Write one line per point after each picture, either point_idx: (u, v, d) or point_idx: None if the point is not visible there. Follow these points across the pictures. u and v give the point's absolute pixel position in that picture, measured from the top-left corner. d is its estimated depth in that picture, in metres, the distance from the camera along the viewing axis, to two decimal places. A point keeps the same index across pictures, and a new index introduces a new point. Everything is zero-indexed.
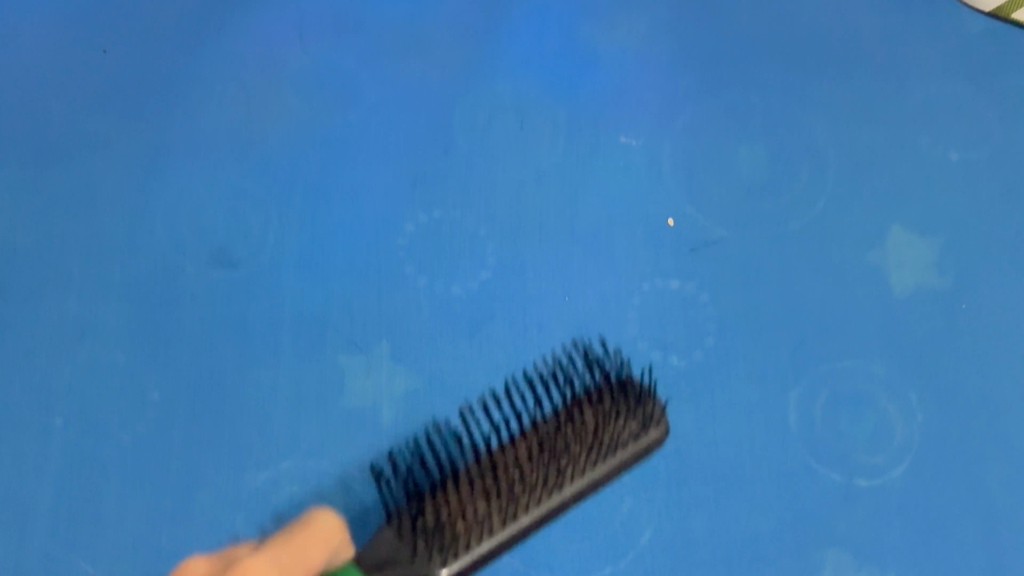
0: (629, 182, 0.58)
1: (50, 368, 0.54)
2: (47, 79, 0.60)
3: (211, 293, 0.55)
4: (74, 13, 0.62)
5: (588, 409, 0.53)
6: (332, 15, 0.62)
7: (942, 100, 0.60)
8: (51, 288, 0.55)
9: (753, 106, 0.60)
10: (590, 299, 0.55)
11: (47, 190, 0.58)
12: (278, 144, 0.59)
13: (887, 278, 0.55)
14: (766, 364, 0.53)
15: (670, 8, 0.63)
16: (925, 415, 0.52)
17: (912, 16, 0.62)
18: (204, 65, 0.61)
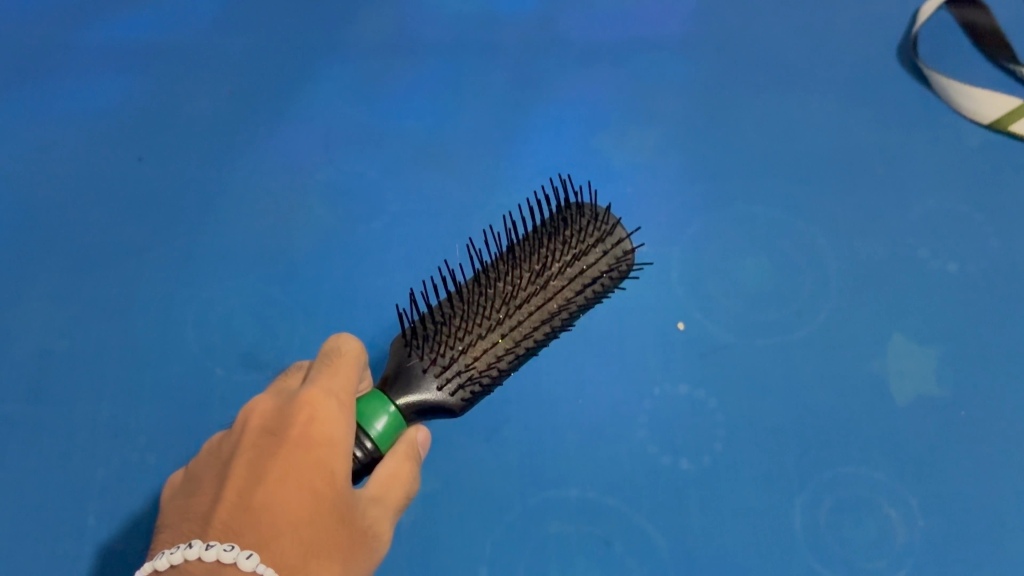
0: (639, 292, 0.60)
1: (84, 469, 0.55)
2: (85, 193, 0.64)
3: (241, 394, 0.57)
4: (113, 132, 0.66)
5: (597, 506, 0.54)
6: (355, 130, 0.66)
7: (941, 213, 0.63)
8: (85, 393, 0.57)
9: (759, 216, 0.63)
10: (601, 403, 0.57)
11: (83, 298, 0.60)
12: (304, 252, 0.62)
13: (888, 387, 0.57)
14: (772, 468, 0.55)
15: (675, 126, 0.66)
16: (926, 520, 0.53)
17: (908, 133, 0.66)
18: (233, 178, 0.65)
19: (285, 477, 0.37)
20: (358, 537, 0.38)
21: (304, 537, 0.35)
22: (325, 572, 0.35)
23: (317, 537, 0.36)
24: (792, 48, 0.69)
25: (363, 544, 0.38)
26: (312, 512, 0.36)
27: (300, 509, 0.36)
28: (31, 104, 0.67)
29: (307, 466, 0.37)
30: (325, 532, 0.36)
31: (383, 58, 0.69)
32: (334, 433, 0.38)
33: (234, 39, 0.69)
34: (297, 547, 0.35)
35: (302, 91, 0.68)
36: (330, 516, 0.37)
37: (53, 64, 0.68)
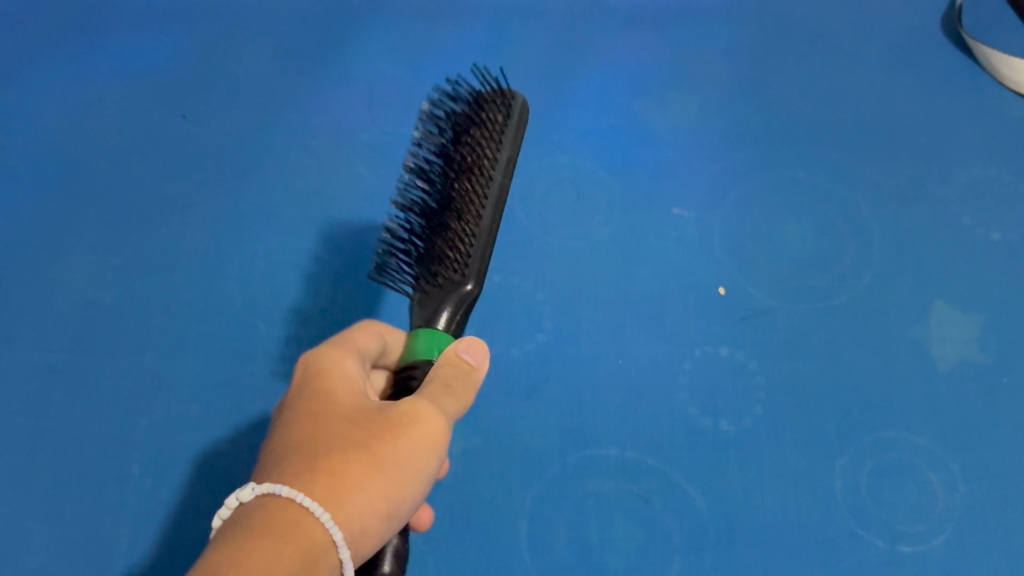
0: (681, 255, 0.61)
1: (128, 417, 0.56)
2: (134, 149, 0.65)
3: (284, 348, 0.58)
4: (162, 89, 0.68)
5: (635, 465, 0.54)
6: (399, 93, 0.67)
7: (985, 182, 0.62)
8: (128, 343, 0.58)
9: (802, 183, 0.63)
10: (642, 363, 0.57)
11: (129, 252, 0.61)
12: (346, 210, 0.62)
13: (930, 353, 0.57)
14: (811, 431, 0.55)
15: (717, 92, 0.67)
16: (967, 485, 0.53)
17: (952, 102, 0.66)
18: (279, 138, 0.65)
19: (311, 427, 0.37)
20: (384, 425, 0.36)
21: (302, 456, 0.35)
22: (341, 467, 0.34)
23: (321, 448, 0.35)
24: (835, 17, 0.70)
25: (394, 426, 0.36)
26: (307, 437, 0.36)
27: (301, 439, 0.36)
28: (83, 62, 0.69)
29: (302, 412, 0.38)
30: (330, 443, 0.35)
31: (430, 27, 0.70)
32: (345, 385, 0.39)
33: (285, 2, 0.72)
34: (297, 463, 0.34)
35: (348, 55, 0.69)
36: (334, 430, 0.36)
37: (106, 26, 0.71)
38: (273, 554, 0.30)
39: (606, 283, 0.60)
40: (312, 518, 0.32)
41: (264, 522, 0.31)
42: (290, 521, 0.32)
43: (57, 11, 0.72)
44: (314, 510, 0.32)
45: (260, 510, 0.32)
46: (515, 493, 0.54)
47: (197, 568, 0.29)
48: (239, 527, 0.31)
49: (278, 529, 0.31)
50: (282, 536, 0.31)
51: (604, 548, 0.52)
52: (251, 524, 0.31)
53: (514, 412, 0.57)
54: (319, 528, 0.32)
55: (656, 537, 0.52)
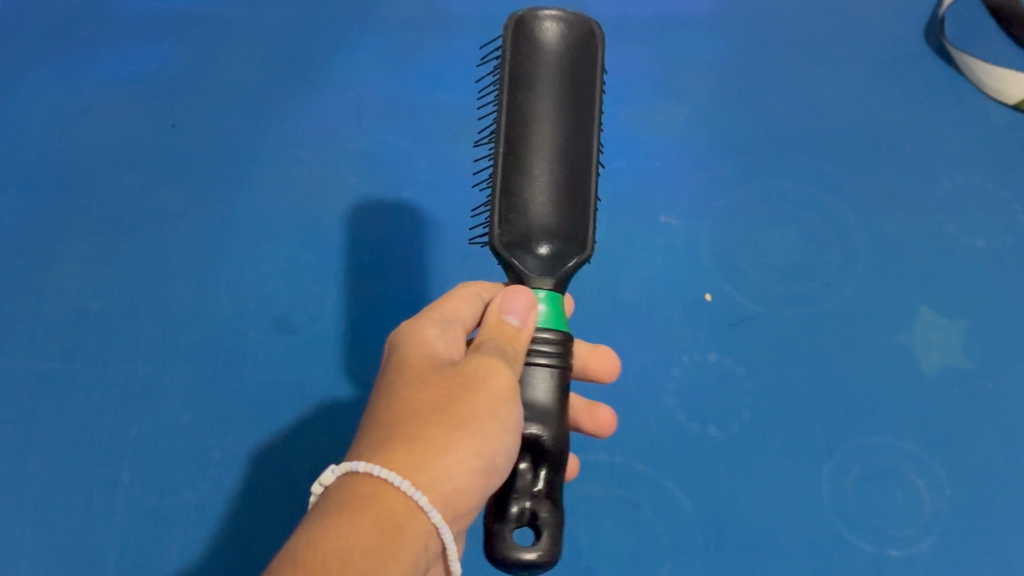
0: (669, 262, 0.61)
1: (117, 426, 0.56)
2: (121, 158, 0.65)
3: (275, 356, 0.58)
4: (148, 96, 0.68)
5: (624, 472, 0.55)
6: (387, 100, 0.67)
7: (968, 190, 0.63)
8: (118, 351, 0.58)
9: (787, 190, 0.63)
10: (630, 369, 0.58)
11: (118, 261, 0.61)
12: (335, 217, 0.63)
13: (916, 358, 0.57)
14: (799, 436, 0.55)
15: (703, 100, 0.67)
16: (952, 489, 0.53)
17: (935, 110, 0.67)
18: (267, 146, 0.66)
19: (387, 394, 0.36)
20: (459, 383, 0.36)
21: (381, 425, 0.35)
22: (420, 429, 0.34)
23: (400, 413, 0.35)
24: (819, 24, 0.71)
25: (470, 382, 0.36)
26: (387, 405, 0.36)
27: (381, 405, 0.36)
28: (68, 69, 0.69)
29: (381, 383, 0.38)
30: (407, 406, 0.35)
31: (417, 33, 0.70)
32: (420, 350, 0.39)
33: (271, 5, 0.72)
34: (374, 433, 0.34)
35: (335, 62, 0.69)
36: (413, 392, 0.36)
37: (90, 32, 0.71)
38: (350, 530, 0.30)
39: (594, 290, 0.61)
40: (390, 487, 0.32)
41: (343, 501, 0.32)
42: (369, 494, 0.32)
43: (40, 17, 0.72)
44: (392, 478, 0.32)
45: (342, 488, 0.32)
46: None
47: (280, 556, 0.30)
48: (320, 509, 0.32)
49: (356, 504, 0.31)
50: (359, 511, 0.31)
51: (594, 554, 0.53)
52: (332, 505, 0.32)
53: None
54: (400, 495, 0.32)
55: (646, 543, 0.53)
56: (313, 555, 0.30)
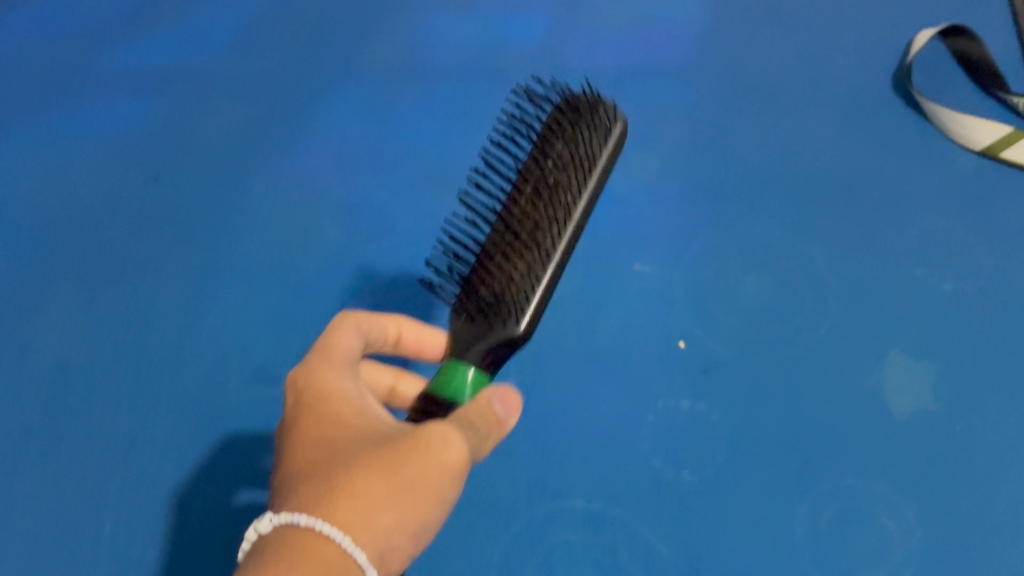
0: (643, 309, 0.62)
1: (98, 478, 0.56)
2: (105, 210, 0.66)
3: (255, 404, 0.59)
4: (131, 149, 0.69)
5: (599, 518, 0.56)
6: (367, 151, 0.69)
7: (936, 235, 0.65)
8: (102, 404, 0.59)
9: (759, 237, 0.65)
10: (606, 416, 0.59)
11: (101, 312, 0.62)
12: (316, 268, 0.64)
13: (887, 401, 0.58)
14: (771, 480, 0.56)
15: (677, 148, 0.69)
16: (923, 530, 0.54)
17: (902, 155, 0.68)
18: (249, 197, 0.67)
19: (325, 447, 0.38)
20: (405, 445, 0.37)
21: (321, 479, 0.36)
22: (363, 488, 0.36)
23: (342, 469, 0.37)
24: (791, 71, 0.73)
25: (415, 446, 0.37)
26: (326, 460, 0.37)
27: (320, 456, 0.38)
28: (54, 122, 0.71)
29: (318, 432, 0.39)
30: (350, 461, 0.37)
31: (396, 84, 0.72)
32: (348, 411, 0.40)
33: (252, 57, 0.74)
34: (315, 487, 0.36)
35: (318, 115, 0.71)
36: (358, 450, 0.38)
37: (76, 84, 0.72)
38: None
39: (570, 337, 0.62)
40: (330, 544, 0.34)
41: (281, 553, 0.33)
42: (310, 547, 0.34)
43: (26, 69, 0.73)
44: (335, 535, 0.34)
45: (281, 540, 0.34)
46: (483, 547, 0.55)
47: None
48: (260, 559, 0.34)
49: (294, 556, 0.33)
50: (303, 564, 0.33)
51: None
52: (271, 555, 0.33)
53: (482, 467, 0.58)
54: (337, 552, 0.34)
55: None
56: None
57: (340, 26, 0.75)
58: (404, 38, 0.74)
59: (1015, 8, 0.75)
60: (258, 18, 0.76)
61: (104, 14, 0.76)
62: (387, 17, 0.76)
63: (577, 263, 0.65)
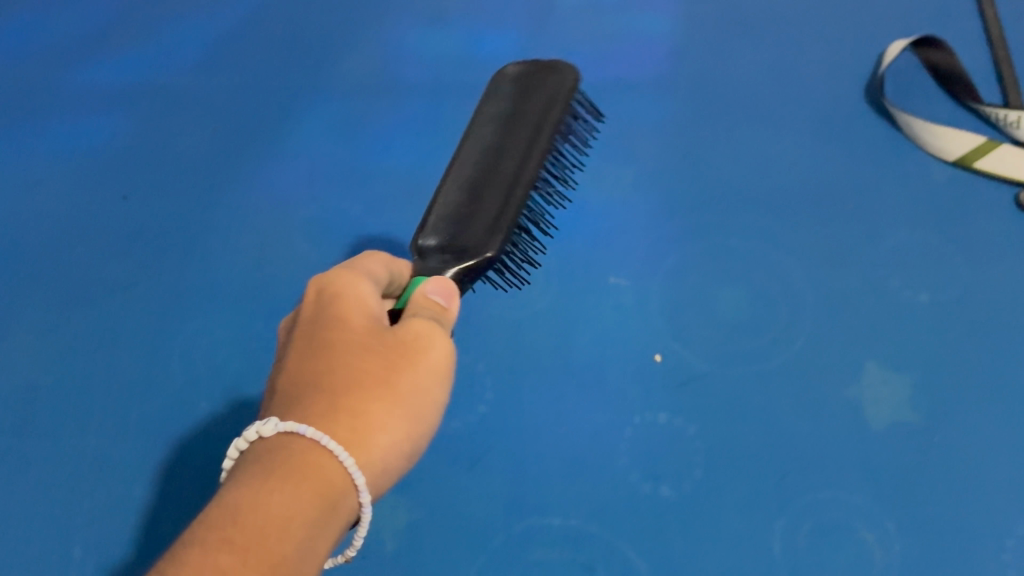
0: (618, 322, 0.62)
1: (66, 502, 0.55)
2: (74, 231, 0.66)
3: (226, 424, 0.58)
4: (101, 168, 0.68)
5: (577, 534, 0.55)
6: (339, 166, 0.68)
7: (910, 245, 0.65)
8: (69, 427, 0.58)
9: (734, 250, 0.65)
10: (583, 431, 0.58)
11: (70, 333, 0.61)
12: (288, 283, 0.63)
13: (863, 413, 0.58)
14: (750, 493, 0.56)
15: (650, 164, 0.69)
16: (902, 542, 0.54)
17: (874, 167, 0.68)
18: (221, 214, 0.66)
19: (325, 353, 0.39)
20: (392, 350, 0.39)
21: (324, 392, 0.37)
22: (362, 410, 0.37)
23: (343, 381, 0.37)
24: (763, 85, 0.73)
25: (406, 357, 0.39)
26: (331, 374, 0.38)
27: (317, 367, 0.38)
28: (21, 142, 0.70)
29: (319, 341, 0.39)
30: (348, 376, 0.38)
31: (368, 99, 0.72)
32: (343, 311, 0.40)
33: (221, 73, 0.73)
34: (318, 396, 0.37)
35: (289, 131, 0.70)
36: (353, 359, 0.38)
37: (42, 102, 0.72)
38: (291, 491, 0.33)
39: (546, 353, 0.61)
40: (333, 459, 0.35)
41: (276, 459, 0.34)
42: (312, 463, 0.34)
43: None
44: (339, 451, 0.35)
45: (286, 447, 0.34)
46: (461, 565, 0.54)
47: (226, 502, 0.32)
48: (264, 463, 0.34)
49: (294, 465, 0.34)
50: (303, 478, 0.33)
51: None
52: (275, 462, 0.34)
53: (459, 485, 0.57)
54: (341, 467, 0.35)
55: None
56: (257, 510, 0.32)
57: (310, 42, 0.75)
58: (375, 54, 0.74)
59: (984, 17, 0.75)
60: (227, 36, 0.75)
61: (70, 34, 0.75)
62: (357, 33, 0.75)
63: (553, 278, 0.64)
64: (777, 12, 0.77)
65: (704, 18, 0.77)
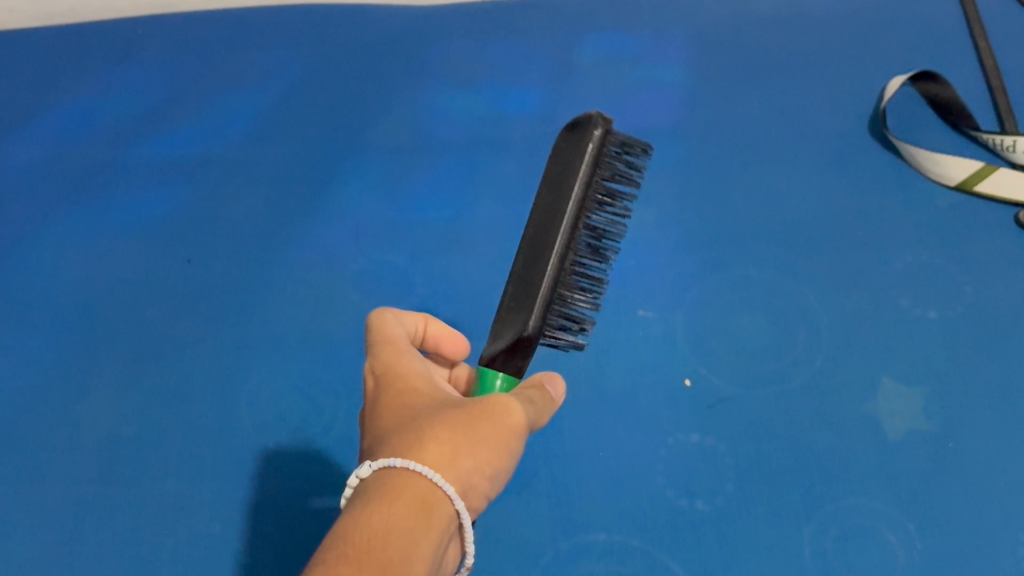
0: (649, 353, 0.67)
1: (152, 538, 0.60)
2: (145, 293, 0.72)
3: (291, 463, 0.62)
4: (168, 237, 0.75)
5: (619, 549, 0.59)
6: (382, 221, 0.74)
7: (917, 267, 0.69)
8: (150, 471, 0.63)
9: (753, 279, 0.69)
10: (621, 454, 0.63)
11: (147, 387, 0.67)
12: (341, 330, 0.68)
13: (881, 424, 0.62)
14: (780, 504, 0.60)
15: (671, 203, 0.74)
16: (924, 541, 0.57)
17: (881, 195, 0.73)
18: (277, 271, 0.72)
19: (406, 414, 0.41)
20: (472, 406, 0.41)
21: (411, 433, 0.39)
22: (443, 439, 0.39)
23: (426, 425, 0.40)
24: (771, 123, 0.78)
25: (487, 410, 0.41)
26: (418, 422, 0.40)
27: (399, 424, 0.41)
28: (90, 221, 0.77)
29: (401, 406, 0.42)
30: (432, 422, 0.40)
31: (406, 159, 0.78)
32: (419, 387, 0.44)
33: (271, 145, 0.80)
34: (403, 439, 0.39)
35: (336, 192, 0.76)
36: (429, 413, 0.41)
37: (112, 181, 0.79)
38: (388, 512, 0.35)
39: (584, 384, 0.66)
40: (426, 478, 0.37)
41: (374, 490, 0.36)
42: (404, 484, 0.36)
43: (68, 173, 0.81)
44: (428, 474, 0.37)
45: (377, 480, 0.37)
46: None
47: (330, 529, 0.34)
48: (362, 497, 0.36)
49: (389, 492, 0.36)
50: (397, 499, 0.35)
51: None
52: (376, 488, 0.36)
53: (511, 511, 0.62)
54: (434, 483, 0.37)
55: None
56: (360, 530, 0.34)
57: (348, 113, 0.82)
58: (409, 119, 0.81)
59: (978, 49, 0.80)
60: (275, 111, 0.83)
61: (135, 119, 0.84)
62: (391, 102, 0.82)
63: None
64: (781, 54, 0.83)
65: (712, 63, 0.82)
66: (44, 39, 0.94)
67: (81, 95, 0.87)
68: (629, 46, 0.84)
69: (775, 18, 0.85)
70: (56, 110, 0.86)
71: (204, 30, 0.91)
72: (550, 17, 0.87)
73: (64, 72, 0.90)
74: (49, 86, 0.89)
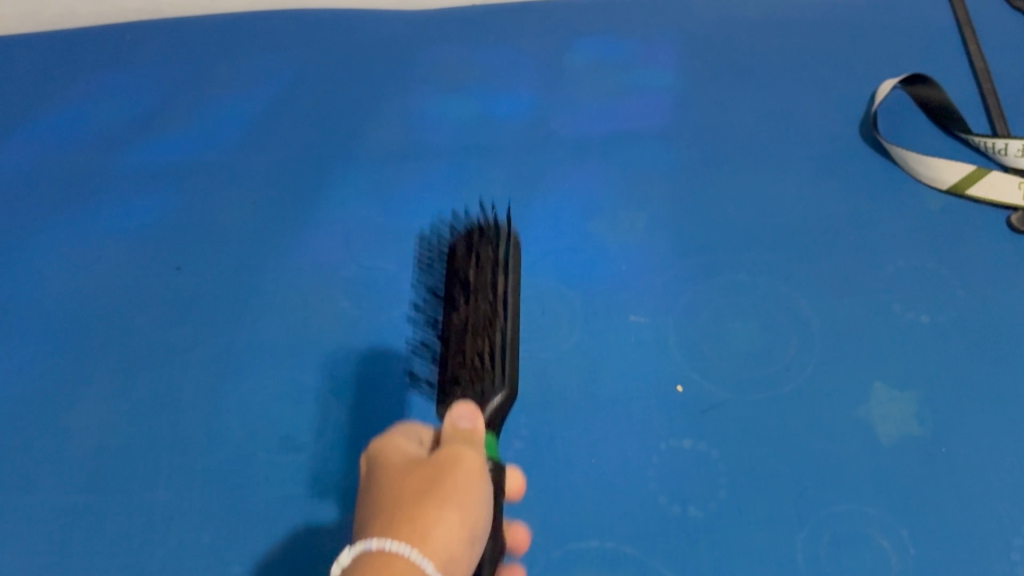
0: (640, 358, 0.67)
1: (141, 547, 0.59)
2: (134, 302, 0.71)
3: (281, 471, 0.62)
4: (156, 244, 0.75)
5: (612, 556, 0.59)
6: (371, 227, 0.74)
7: (909, 271, 0.69)
8: (139, 480, 0.62)
9: (745, 283, 0.69)
10: (613, 460, 0.63)
11: (135, 396, 0.66)
12: (331, 337, 0.68)
13: (873, 429, 0.62)
14: (773, 510, 0.59)
15: (662, 208, 0.74)
16: (917, 546, 0.57)
17: (872, 200, 0.73)
18: (266, 278, 0.72)
19: (384, 487, 0.42)
20: (437, 465, 0.41)
21: (388, 515, 0.40)
22: (418, 515, 0.39)
23: (402, 501, 0.40)
24: (762, 128, 0.78)
25: (451, 467, 0.41)
26: (387, 503, 0.41)
27: (377, 501, 0.41)
28: (79, 227, 0.77)
29: (377, 482, 0.43)
30: (404, 498, 0.40)
31: (396, 166, 0.77)
32: (392, 455, 0.44)
33: (260, 152, 0.80)
34: (379, 521, 0.40)
35: (325, 199, 0.76)
36: (403, 485, 0.41)
37: (99, 189, 0.79)
38: None
39: (576, 390, 0.66)
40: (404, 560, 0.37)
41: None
42: (382, 566, 0.37)
43: (56, 181, 0.80)
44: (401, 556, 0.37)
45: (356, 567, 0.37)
46: None
47: None
48: None
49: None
50: None
51: None
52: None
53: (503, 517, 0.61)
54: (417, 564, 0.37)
55: None
56: None
57: (338, 119, 0.81)
58: (399, 125, 0.80)
59: (968, 52, 0.80)
60: (263, 118, 0.82)
61: (124, 126, 0.83)
62: (382, 108, 0.82)
63: (578, 321, 0.69)
64: (771, 58, 0.83)
65: (703, 69, 0.82)
66: (33, 45, 0.93)
67: (69, 102, 0.87)
68: (620, 51, 0.84)
69: (765, 24, 0.85)
70: (44, 118, 0.86)
71: (195, 36, 0.91)
72: (541, 23, 0.87)
73: (52, 80, 0.90)
74: (37, 93, 0.88)
